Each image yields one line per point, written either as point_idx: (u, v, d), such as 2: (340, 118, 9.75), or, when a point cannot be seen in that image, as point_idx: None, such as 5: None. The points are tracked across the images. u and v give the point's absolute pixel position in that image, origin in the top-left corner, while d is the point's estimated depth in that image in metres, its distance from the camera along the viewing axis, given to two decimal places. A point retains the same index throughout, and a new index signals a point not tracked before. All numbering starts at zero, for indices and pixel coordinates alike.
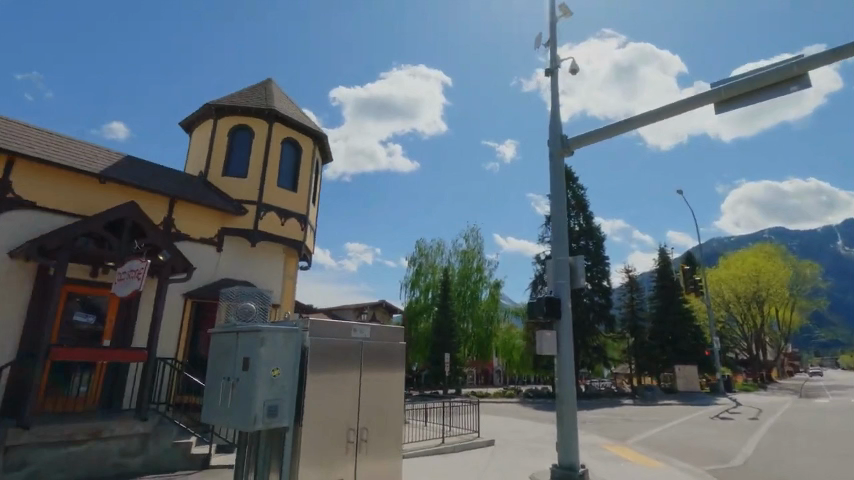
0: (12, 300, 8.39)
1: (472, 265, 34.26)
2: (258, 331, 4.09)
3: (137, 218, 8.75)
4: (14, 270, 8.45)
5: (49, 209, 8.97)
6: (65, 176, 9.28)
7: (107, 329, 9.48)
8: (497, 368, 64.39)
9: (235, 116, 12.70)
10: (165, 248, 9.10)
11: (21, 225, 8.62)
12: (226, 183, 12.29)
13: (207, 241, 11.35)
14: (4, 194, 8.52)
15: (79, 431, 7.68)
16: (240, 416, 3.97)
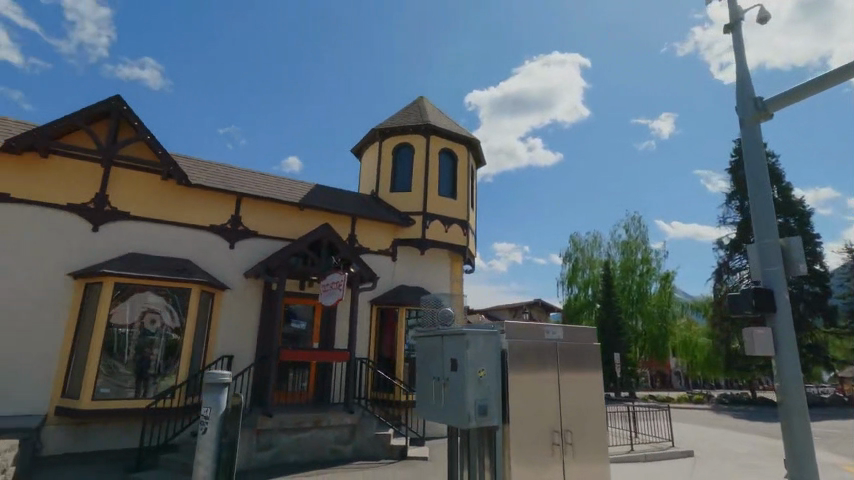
0: (249, 312, 10.40)
1: (636, 257, 31.25)
2: (462, 335, 4.27)
3: (331, 236, 10.10)
4: (249, 287, 10.50)
5: (266, 236, 10.92)
6: (275, 207, 11.20)
7: (315, 333, 11.11)
8: (675, 370, 57.50)
9: (397, 136, 13.80)
10: (354, 261, 10.30)
11: (249, 251, 10.65)
12: (395, 198, 13.41)
13: (384, 252, 12.52)
14: (237, 227, 10.63)
15: (305, 420, 9.14)
16: (453, 414, 4.18)
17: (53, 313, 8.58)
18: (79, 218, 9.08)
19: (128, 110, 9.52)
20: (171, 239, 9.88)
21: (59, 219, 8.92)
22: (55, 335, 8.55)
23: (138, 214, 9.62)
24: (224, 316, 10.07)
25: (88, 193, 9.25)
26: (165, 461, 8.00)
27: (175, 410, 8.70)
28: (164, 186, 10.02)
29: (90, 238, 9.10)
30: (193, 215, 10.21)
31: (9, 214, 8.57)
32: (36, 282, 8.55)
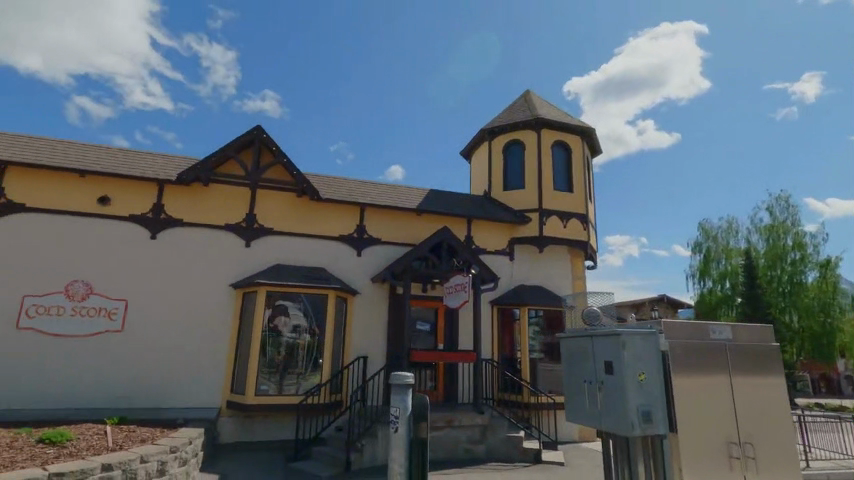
0: (379, 315, 10.98)
1: (785, 242, 27.04)
2: (617, 335, 3.98)
3: (450, 240, 10.25)
4: (377, 291, 11.11)
5: (389, 243, 11.47)
6: (395, 214, 11.72)
7: (440, 334, 11.38)
8: (845, 374, 48.52)
9: (506, 133, 13.59)
10: (474, 263, 10.32)
11: (375, 258, 11.27)
12: (508, 197, 13.21)
13: (501, 252, 12.38)
14: (363, 236, 11.31)
15: (438, 419, 9.34)
16: (614, 420, 3.90)
17: (220, 319, 9.87)
18: (234, 236, 10.38)
19: (267, 137, 10.67)
20: (308, 250, 10.82)
21: (220, 237, 10.28)
22: (223, 339, 9.81)
23: (280, 229, 10.72)
24: (358, 319, 10.78)
25: (241, 214, 10.54)
26: (317, 452, 8.73)
27: (322, 406, 9.50)
28: (299, 203, 11.03)
29: (244, 253, 10.35)
30: (325, 227, 11.09)
31: (184, 235, 10.07)
32: (206, 293, 9.92)
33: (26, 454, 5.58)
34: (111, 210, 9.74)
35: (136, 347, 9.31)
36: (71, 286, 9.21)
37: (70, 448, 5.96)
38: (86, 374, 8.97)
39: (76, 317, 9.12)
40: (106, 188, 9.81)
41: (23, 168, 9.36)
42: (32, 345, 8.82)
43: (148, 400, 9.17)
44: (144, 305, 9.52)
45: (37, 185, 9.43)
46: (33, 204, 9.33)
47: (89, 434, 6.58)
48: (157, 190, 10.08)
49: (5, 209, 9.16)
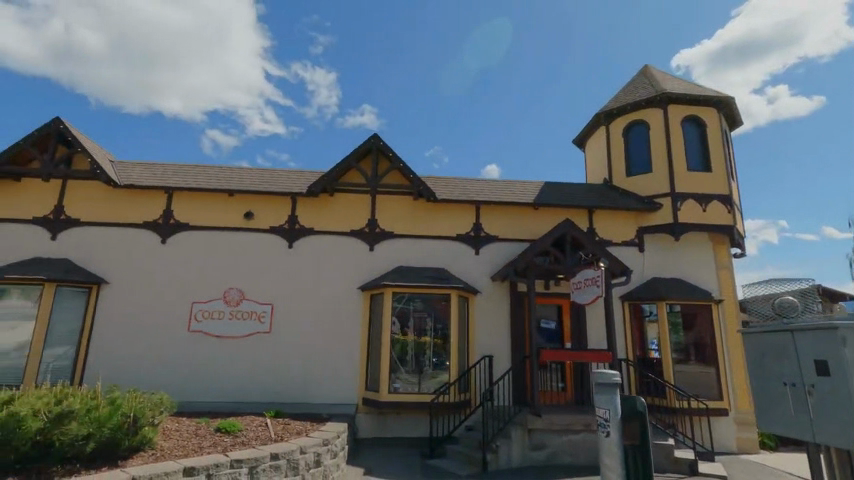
0: (502, 313, 10.72)
1: None
2: (832, 329, 3.28)
3: (574, 232, 9.61)
4: (498, 289, 10.86)
5: (507, 239, 11.20)
6: (512, 210, 11.42)
7: (567, 333, 10.77)
8: None
9: (626, 114, 12.54)
10: (603, 256, 9.58)
11: (494, 255, 11.07)
12: (633, 183, 12.15)
13: (629, 243, 11.42)
14: (480, 234, 11.18)
15: (575, 422, 8.77)
16: (834, 434, 3.23)
17: (352, 320, 10.42)
18: (360, 241, 10.91)
19: (384, 144, 11.04)
20: (427, 251, 10.98)
21: (347, 243, 10.87)
22: (356, 339, 10.34)
23: (401, 232, 11.03)
24: (481, 318, 10.64)
25: (363, 220, 11.06)
26: (453, 451, 8.73)
27: (452, 404, 9.53)
28: (416, 205, 11.24)
29: (370, 257, 10.83)
30: (442, 227, 11.16)
31: (316, 243, 10.82)
32: (339, 296, 10.54)
33: (209, 441, 6.32)
34: (254, 223, 10.82)
35: (282, 347, 10.19)
36: (228, 292, 10.38)
37: (242, 438, 6.64)
38: (243, 372, 9.99)
39: (233, 320, 10.24)
40: (250, 204, 10.92)
41: (185, 192, 10.78)
42: (200, 346, 10.06)
43: (295, 396, 9.96)
44: (286, 309, 10.39)
45: (197, 206, 10.80)
46: (195, 223, 10.70)
47: (255, 426, 7.27)
48: (291, 203, 10.98)
49: (174, 228, 10.60)
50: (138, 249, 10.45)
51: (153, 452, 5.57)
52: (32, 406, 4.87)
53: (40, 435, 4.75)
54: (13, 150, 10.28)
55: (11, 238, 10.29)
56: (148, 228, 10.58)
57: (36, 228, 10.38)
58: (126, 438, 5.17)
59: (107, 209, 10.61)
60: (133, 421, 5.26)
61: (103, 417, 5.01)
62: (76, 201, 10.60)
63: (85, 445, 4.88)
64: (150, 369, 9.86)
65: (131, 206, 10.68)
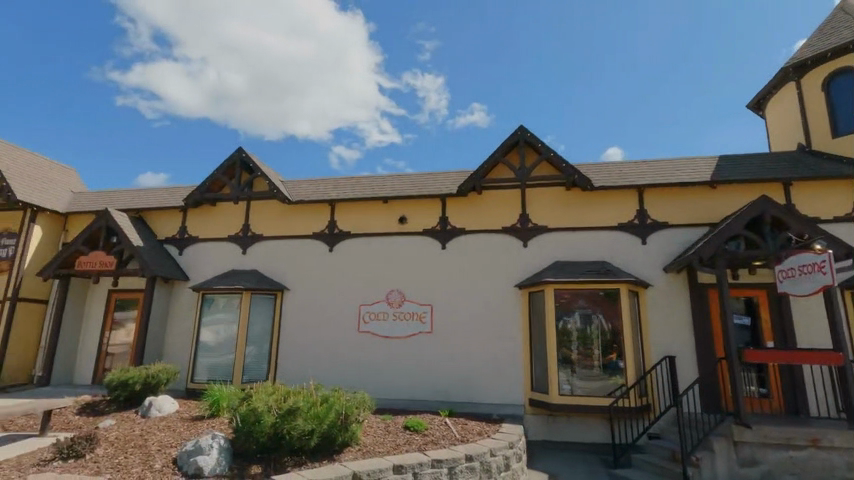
0: (680, 308, 9.54)
1: None
2: None
3: (775, 211, 8.10)
4: (672, 282, 9.70)
5: (679, 225, 9.96)
6: (682, 192, 10.14)
7: (767, 330, 9.17)
8: None
9: (826, 63, 10.33)
10: (818, 237, 7.92)
11: (665, 244, 9.93)
12: (842, 145, 9.96)
13: (845, 219, 9.35)
14: (646, 221, 10.11)
15: (798, 436, 7.37)
16: None
17: (512, 319, 10.20)
18: (512, 238, 10.63)
19: (531, 135, 10.59)
20: (586, 243, 10.28)
21: (499, 241, 10.67)
22: (517, 339, 10.08)
23: (555, 225, 10.49)
24: (656, 315, 9.59)
25: (514, 216, 10.75)
26: (640, 461, 7.93)
27: (633, 409, 8.70)
28: (570, 196, 10.59)
29: (524, 253, 10.48)
30: (601, 217, 10.34)
31: (468, 243, 10.81)
32: (496, 295, 10.39)
33: (403, 439, 6.56)
34: (408, 227, 11.19)
35: (445, 347, 10.36)
36: (390, 294, 10.88)
37: (431, 436, 6.78)
38: (410, 371, 10.37)
39: (397, 321, 10.70)
40: (403, 209, 11.33)
41: (345, 202, 11.57)
42: (369, 346, 10.68)
43: (461, 396, 10.04)
44: (446, 309, 10.55)
45: (356, 215, 11.53)
46: (355, 230, 11.43)
47: (438, 424, 7.42)
48: (441, 205, 11.13)
49: (338, 237, 11.45)
50: (310, 258, 11.50)
51: (360, 448, 5.91)
52: (266, 403, 5.45)
53: (274, 428, 5.29)
54: (210, 179, 12.04)
55: (212, 254, 12.08)
56: (317, 238, 11.57)
57: (230, 245, 12.04)
58: (341, 434, 5.53)
59: (282, 223, 11.87)
60: (344, 418, 5.60)
61: (322, 413, 5.40)
62: (259, 218, 12.06)
63: (310, 439, 5.28)
64: (328, 367, 10.75)
65: (302, 219, 11.80)
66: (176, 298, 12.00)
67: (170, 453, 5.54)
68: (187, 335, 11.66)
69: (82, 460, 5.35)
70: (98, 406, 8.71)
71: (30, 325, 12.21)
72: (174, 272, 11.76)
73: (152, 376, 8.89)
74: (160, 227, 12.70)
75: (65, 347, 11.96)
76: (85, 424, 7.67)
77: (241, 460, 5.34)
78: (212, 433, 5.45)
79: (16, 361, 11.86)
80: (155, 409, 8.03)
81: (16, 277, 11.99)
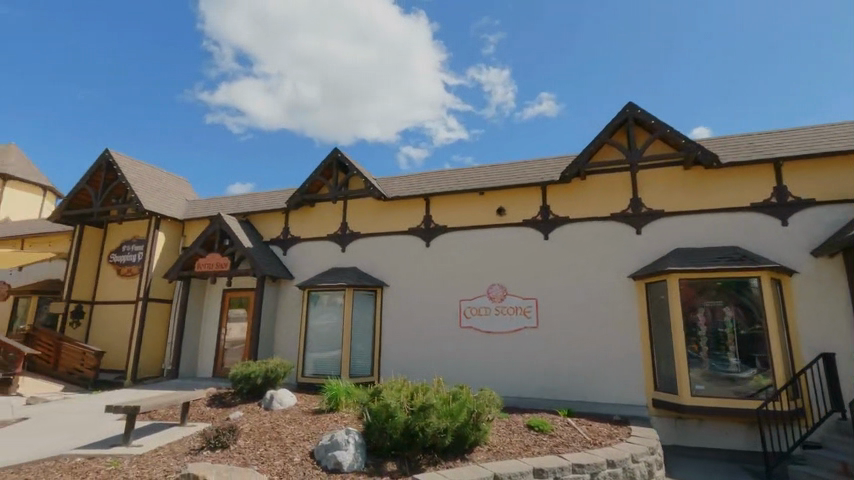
0: (836, 297, 8.22)
1: None
2: None
3: None
4: (824, 268, 8.39)
5: (829, 202, 8.59)
6: (831, 163, 8.74)
7: None
8: None
9: None
10: None
11: (812, 224, 8.61)
12: None
13: None
14: (786, 199, 8.85)
15: None
16: None
17: (627, 312, 9.45)
18: (623, 224, 9.82)
19: (642, 112, 9.59)
20: (711, 227, 9.22)
21: (609, 229, 9.92)
22: (633, 333, 9.32)
23: (673, 209, 9.52)
24: (804, 306, 8.35)
25: (625, 201, 9.91)
26: (799, 473, 6.88)
27: (785, 414, 7.63)
28: (689, 176, 9.57)
29: (638, 241, 9.65)
30: (728, 197, 9.21)
31: (574, 232, 10.17)
32: (607, 287, 9.69)
33: (531, 439, 6.17)
34: (507, 218, 10.77)
35: (554, 343, 9.83)
36: (491, 289, 10.54)
37: (560, 438, 6.33)
38: (518, 367, 9.96)
39: (500, 316, 10.33)
40: (500, 200, 10.92)
41: (440, 196, 11.40)
42: (472, 341, 10.42)
43: (573, 394, 9.47)
44: (553, 303, 10.02)
45: (452, 209, 11.31)
46: (451, 224, 11.21)
47: (562, 425, 6.95)
48: (541, 193, 10.57)
49: (434, 232, 11.31)
50: (407, 254, 11.49)
51: (489, 447, 5.67)
52: (397, 399, 5.33)
53: (407, 426, 5.16)
54: (309, 181, 12.43)
55: (314, 253, 12.49)
56: (414, 234, 11.52)
57: (330, 244, 12.37)
58: (474, 433, 5.27)
59: (379, 220, 11.96)
60: (476, 417, 5.34)
61: (455, 411, 5.19)
62: (356, 217, 12.27)
63: (444, 438, 5.09)
64: (431, 363, 10.65)
65: (397, 216, 11.82)
66: (283, 296, 12.57)
67: (306, 447, 5.62)
68: (294, 331, 12.16)
69: (228, 450, 5.57)
70: (225, 397, 9.27)
71: (159, 323, 13.42)
72: (280, 271, 12.34)
73: (271, 370, 9.30)
74: (264, 229, 13.39)
75: (188, 343, 13.00)
76: (217, 415, 8.16)
77: (375, 457, 5.27)
78: (346, 429, 5.45)
79: (149, 356, 13.09)
80: (277, 402, 8.40)
81: (146, 279, 13.20)
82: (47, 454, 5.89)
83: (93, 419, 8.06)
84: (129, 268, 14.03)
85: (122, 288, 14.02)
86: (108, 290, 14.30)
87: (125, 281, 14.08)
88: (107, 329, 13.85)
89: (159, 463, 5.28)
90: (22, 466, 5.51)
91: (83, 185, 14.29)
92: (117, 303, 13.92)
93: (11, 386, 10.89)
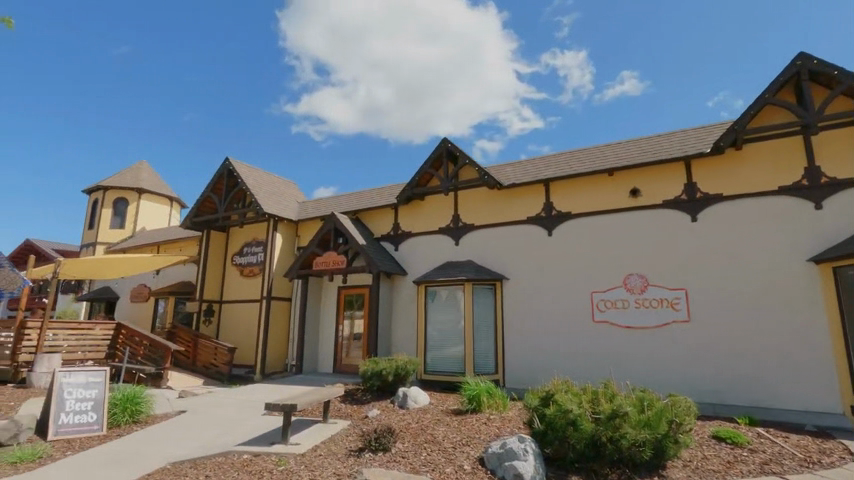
0: None
1: None
2: None
3: None
4: None
5: None
6: None
7: None
8: None
9: None
10: None
11: None
12: None
13: None
14: None
15: None
16: None
17: (807, 301, 7.99)
18: (797, 199, 8.30)
19: (819, 62, 7.99)
20: None
21: (776, 206, 8.45)
22: (817, 325, 7.86)
23: None
24: None
25: (797, 171, 8.39)
26: None
27: None
28: None
29: (818, 217, 8.10)
30: None
31: (730, 211, 8.81)
32: (777, 272, 8.27)
33: (729, 454, 5.22)
34: (644, 200, 9.63)
35: (713, 339, 8.58)
36: (628, 279, 9.49)
37: (764, 454, 5.31)
38: (668, 367, 8.85)
39: (642, 309, 9.26)
40: (634, 180, 9.80)
41: (562, 181, 10.54)
42: (609, 337, 9.48)
43: (741, 398, 8.21)
44: (708, 293, 8.75)
45: (576, 193, 10.37)
46: (577, 209, 10.29)
47: (756, 437, 5.91)
48: (684, 169, 9.32)
49: (557, 220, 10.47)
50: (528, 244, 10.76)
51: (683, 462, 4.88)
52: (578, 405, 4.71)
53: (595, 438, 4.48)
54: (419, 174, 12.15)
55: (427, 247, 12.20)
56: (534, 223, 10.76)
57: (443, 237, 12.00)
58: (674, 447, 4.50)
59: (494, 210, 11.37)
60: (677, 429, 4.55)
61: (653, 421, 4.44)
62: (469, 208, 11.77)
63: (643, 452, 4.38)
64: (563, 361, 9.86)
65: (514, 204, 11.13)
66: (397, 292, 12.45)
67: (471, 453, 5.20)
68: (411, 327, 11.97)
69: (390, 453, 5.33)
70: (356, 394, 9.22)
71: (282, 320, 14.00)
72: (395, 267, 12.23)
73: (401, 367, 9.10)
74: (375, 226, 13.38)
75: (309, 339, 13.41)
76: (355, 413, 8.09)
77: (556, 469, 4.68)
78: (517, 436, 4.93)
79: (275, 352, 13.69)
80: (412, 401, 8.18)
81: (268, 278, 13.81)
82: (215, 450, 6.04)
83: (241, 414, 8.36)
84: (252, 269, 14.80)
85: (247, 288, 14.83)
86: (233, 289, 15.21)
87: (248, 281, 14.87)
88: (235, 326, 14.74)
89: (327, 465, 5.14)
90: (197, 461, 5.68)
91: (209, 193, 15.38)
92: (242, 302, 14.76)
93: (162, 379, 11.86)
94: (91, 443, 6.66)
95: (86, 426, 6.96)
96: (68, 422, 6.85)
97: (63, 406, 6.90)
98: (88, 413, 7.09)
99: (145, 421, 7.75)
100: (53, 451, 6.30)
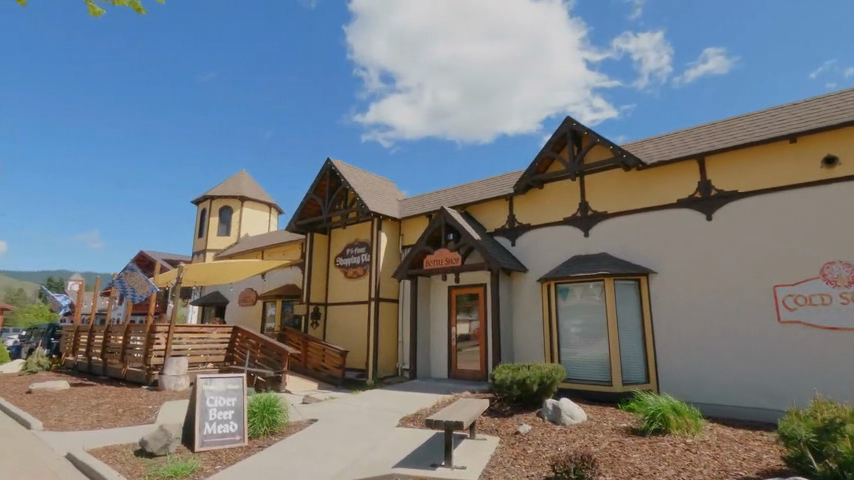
0: None
1: None
2: None
3: None
4: None
5: None
6: None
7: None
8: None
9: None
10: None
11: None
12: None
13: None
14: None
15: None
16: None
17: None
18: None
19: None
20: None
21: None
22: None
23: None
24: None
25: None
26: None
27: None
28: None
29: None
30: None
31: None
32: None
33: None
34: (844, 169, 7.74)
35: None
36: (828, 270, 7.64)
37: None
38: None
39: (851, 307, 7.39)
40: (827, 145, 7.93)
41: (723, 154, 8.87)
42: (803, 341, 7.71)
43: None
44: None
45: (743, 167, 8.66)
46: (746, 186, 8.58)
47: None
48: None
49: (719, 200, 8.80)
50: (679, 231, 9.17)
51: None
52: None
53: None
54: (538, 159, 10.96)
55: (550, 241, 10.99)
56: (686, 206, 9.17)
57: (569, 229, 10.72)
58: None
59: (632, 194, 9.91)
60: None
61: None
62: (600, 193, 10.37)
63: None
64: (736, 368, 8.24)
65: (659, 186, 9.59)
66: (517, 291, 11.34)
67: None
68: (537, 330, 10.79)
69: None
70: (494, 405, 8.23)
71: (390, 322, 13.46)
72: (514, 264, 11.12)
73: (546, 375, 7.99)
74: (487, 220, 12.38)
75: (421, 342, 12.72)
76: (502, 428, 7.11)
77: None
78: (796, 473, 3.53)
79: (385, 355, 13.17)
80: (568, 416, 7.02)
81: (376, 279, 13.32)
82: (371, 472, 5.34)
83: (375, 424, 7.70)
84: (356, 270, 14.44)
85: (352, 290, 14.50)
86: (339, 291, 14.96)
87: (353, 283, 14.54)
88: (343, 329, 14.47)
89: None
90: None
91: (312, 195, 15.33)
92: (349, 304, 14.45)
93: (281, 383, 11.71)
94: (237, 456, 6.28)
95: (229, 436, 6.63)
96: (211, 433, 6.53)
97: (207, 415, 6.60)
98: (230, 423, 6.76)
99: (282, 432, 7.32)
100: (203, 464, 5.95)
